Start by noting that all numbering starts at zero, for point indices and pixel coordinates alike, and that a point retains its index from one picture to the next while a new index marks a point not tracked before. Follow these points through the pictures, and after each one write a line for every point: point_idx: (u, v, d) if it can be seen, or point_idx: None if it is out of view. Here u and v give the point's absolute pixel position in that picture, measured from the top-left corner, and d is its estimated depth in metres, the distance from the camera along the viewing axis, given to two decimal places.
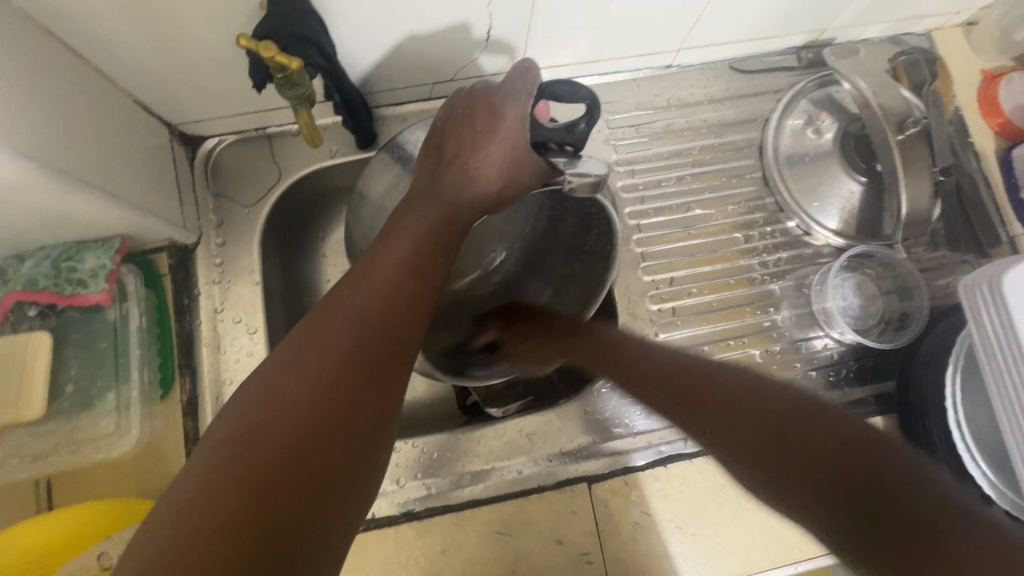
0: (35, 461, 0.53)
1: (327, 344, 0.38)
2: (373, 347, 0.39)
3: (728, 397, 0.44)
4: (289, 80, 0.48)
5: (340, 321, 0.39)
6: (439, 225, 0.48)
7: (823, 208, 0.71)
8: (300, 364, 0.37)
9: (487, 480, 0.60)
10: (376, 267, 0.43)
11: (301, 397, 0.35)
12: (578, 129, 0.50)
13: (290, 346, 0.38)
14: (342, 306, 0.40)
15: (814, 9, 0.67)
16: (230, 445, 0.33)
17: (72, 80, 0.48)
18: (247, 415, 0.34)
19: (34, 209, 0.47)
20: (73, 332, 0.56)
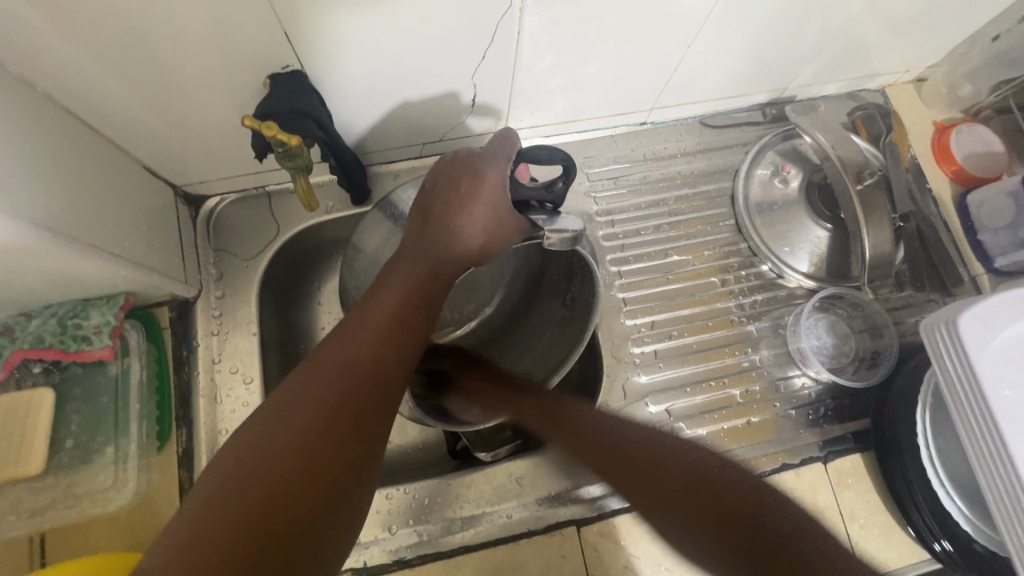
0: (31, 517, 0.54)
1: (316, 398, 0.40)
2: (360, 399, 0.42)
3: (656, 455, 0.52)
4: (289, 152, 0.53)
5: (330, 372, 0.42)
6: (426, 280, 0.51)
7: (793, 253, 0.75)
8: (292, 413, 0.39)
9: (477, 526, 0.61)
10: (366, 319, 0.46)
11: (292, 448, 0.37)
12: (557, 188, 0.54)
13: (280, 398, 0.40)
14: (333, 360, 0.43)
15: (773, 71, 0.73)
16: (224, 490, 0.35)
17: (86, 153, 0.52)
18: (239, 467, 0.36)
19: (46, 272, 0.50)
20: (75, 388, 0.57)
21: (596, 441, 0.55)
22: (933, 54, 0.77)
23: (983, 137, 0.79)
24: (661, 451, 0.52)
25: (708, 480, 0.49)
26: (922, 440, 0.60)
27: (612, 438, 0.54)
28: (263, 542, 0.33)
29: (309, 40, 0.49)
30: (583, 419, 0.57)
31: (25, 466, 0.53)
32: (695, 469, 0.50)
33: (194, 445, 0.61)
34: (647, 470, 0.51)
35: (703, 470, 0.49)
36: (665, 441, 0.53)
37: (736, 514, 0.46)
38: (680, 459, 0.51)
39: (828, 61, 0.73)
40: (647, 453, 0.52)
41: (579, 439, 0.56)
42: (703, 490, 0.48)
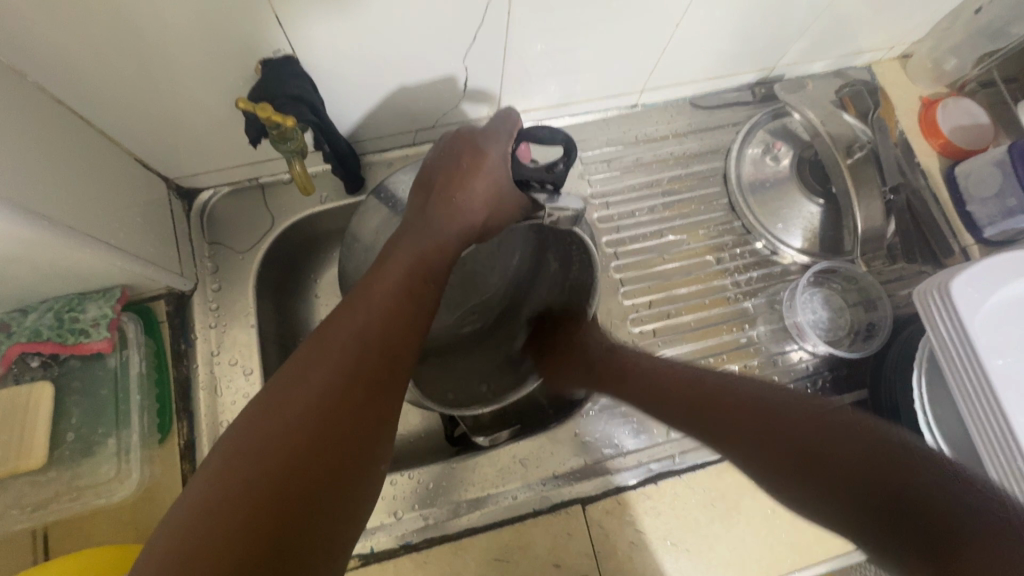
0: (35, 511, 0.53)
1: (329, 366, 0.41)
2: (373, 369, 0.42)
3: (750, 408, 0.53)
4: (283, 135, 0.53)
5: (342, 341, 0.42)
6: (432, 253, 0.52)
7: (787, 229, 0.76)
8: (306, 380, 0.40)
9: (483, 508, 0.61)
10: (376, 290, 0.46)
11: (307, 411, 0.38)
12: (558, 169, 0.52)
13: (294, 366, 0.41)
14: (343, 328, 0.43)
15: (762, 49, 0.73)
16: (242, 452, 0.36)
17: (79, 145, 0.52)
18: (254, 430, 0.37)
19: (43, 265, 0.49)
20: (74, 382, 0.57)
21: (679, 391, 0.58)
22: (918, 29, 0.78)
23: (968, 110, 0.80)
24: (761, 399, 0.53)
25: (839, 424, 0.49)
26: (919, 403, 0.61)
27: (712, 389, 0.56)
28: (282, 497, 0.34)
29: (299, 26, 0.49)
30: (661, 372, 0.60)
31: (27, 460, 0.52)
32: (813, 414, 0.50)
33: (196, 436, 0.60)
34: (771, 428, 0.51)
35: (803, 418, 0.50)
36: (770, 392, 0.54)
37: (819, 448, 0.48)
38: (765, 398, 0.53)
39: (816, 38, 0.74)
40: (763, 404, 0.53)
41: (646, 379, 0.60)
42: (800, 443, 0.49)
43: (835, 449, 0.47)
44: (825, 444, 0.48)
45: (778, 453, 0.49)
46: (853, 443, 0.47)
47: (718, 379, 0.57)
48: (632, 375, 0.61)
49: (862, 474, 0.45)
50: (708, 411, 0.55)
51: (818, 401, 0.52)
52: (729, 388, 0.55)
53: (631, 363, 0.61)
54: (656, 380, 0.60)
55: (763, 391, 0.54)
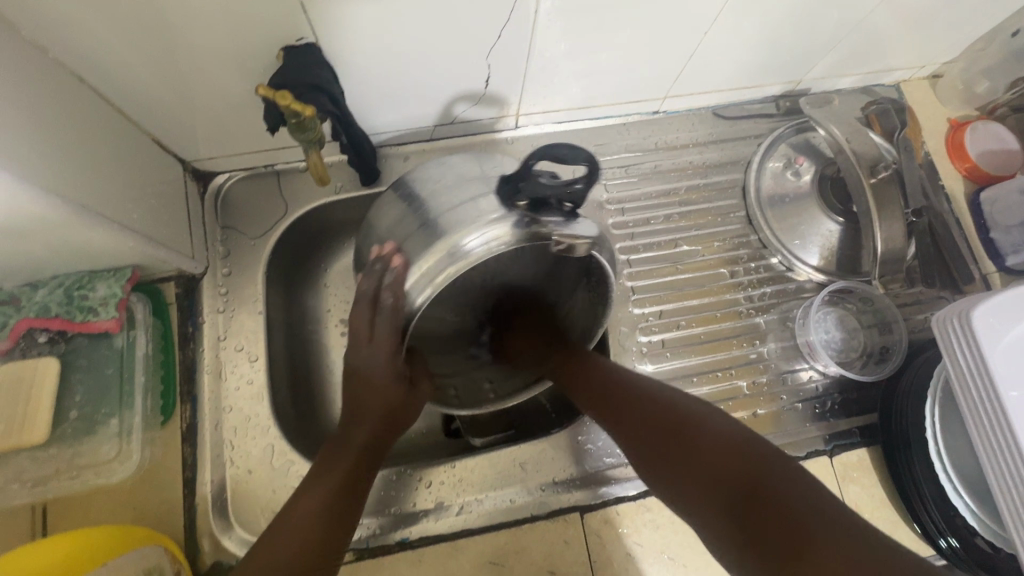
0: (34, 487, 0.53)
1: (327, 495, 0.50)
2: (354, 478, 0.53)
3: (631, 403, 0.54)
4: (301, 124, 0.52)
5: (344, 459, 0.54)
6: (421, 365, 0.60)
7: (804, 245, 0.74)
8: (314, 493, 0.51)
9: (481, 510, 0.61)
10: (371, 392, 0.56)
11: (301, 554, 0.47)
12: (578, 190, 0.46)
13: (324, 457, 0.54)
14: (353, 437, 0.55)
15: (789, 61, 0.72)
16: (286, 516, 0.49)
17: (98, 123, 0.52)
18: (293, 503, 0.50)
19: (55, 241, 0.50)
20: (79, 359, 0.57)
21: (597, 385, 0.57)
22: (951, 49, 0.76)
23: (998, 135, 0.78)
24: (721, 443, 0.46)
25: (743, 453, 0.45)
26: (931, 435, 0.60)
27: (652, 406, 0.53)
28: (322, 545, 0.48)
29: (324, 12, 0.48)
30: (615, 385, 0.57)
31: (28, 436, 0.52)
32: (742, 443, 0.46)
33: (198, 421, 0.60)
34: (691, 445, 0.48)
35: (729, 444, 0.46)
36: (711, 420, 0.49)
37: (741, 477, 0.43)
38: (728, 433, 0.47)
39: (845, 53, 0.72)
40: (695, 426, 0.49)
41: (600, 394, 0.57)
42: (682, 440, 0.48)
43: (765, 490, 0.42)
44: (752, 477, 0.43)
45: (681, 467, 0.47)
46: (808, 521, 0.39)
47: (683, 404, 0.52)
48: (594, 391, 0.57)
49: (719, 477, 0.44)
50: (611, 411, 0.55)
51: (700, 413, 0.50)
52: (672, 405, 0.52)
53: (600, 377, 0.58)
54: (627, 401, 0.54)
55: (721, 420, 0.49)
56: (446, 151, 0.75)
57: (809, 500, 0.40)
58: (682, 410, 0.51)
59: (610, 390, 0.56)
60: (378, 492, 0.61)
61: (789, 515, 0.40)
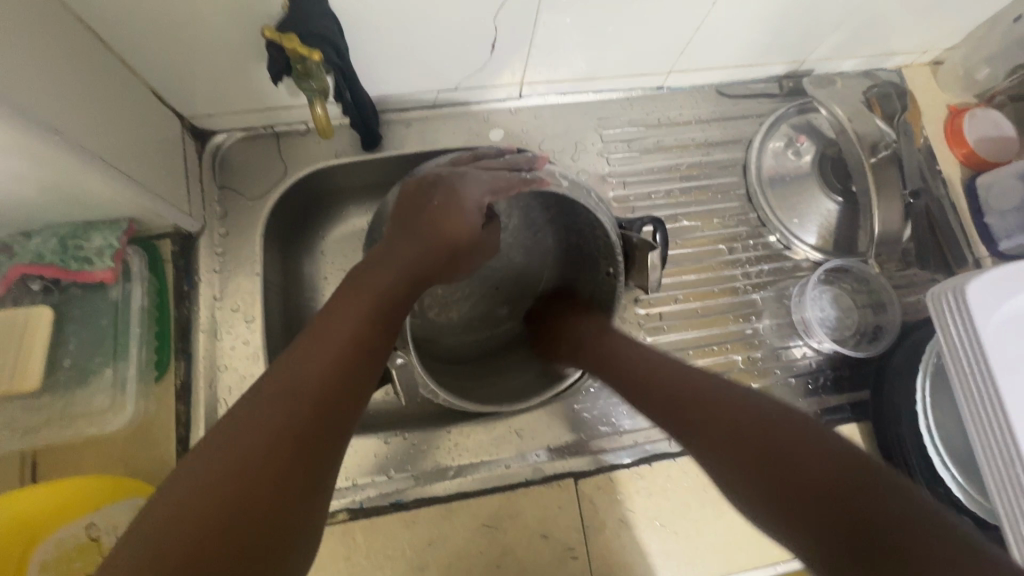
0: (24, 435, 0.53)
1: (314, 376, 0.37)
2: (344, 384, 0.38)
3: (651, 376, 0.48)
4: (306, 71, 0.52)
5: (328, 348, 0.39)
6: (406, 279, 0.47)
7: (802, 224, 0.75)
8: (281, 396, 0.35)
9: (476, 474, 0.61)
10: (360, 290, 0.45)
11: (270, 445, 0.33)
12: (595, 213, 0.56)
13: (297, 352, 0.38)
14: (340, 320, 0.42)
15: (795, 39, 0.72)
16: (225, 454, 0.32)
17: (95, 67, 0.51)
18: (249, 409, 0.34)
19: (50, 186, 0.48)
20: (74, 309, 0.56)
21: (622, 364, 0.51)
22: (955, 34, 0.77)
23: (996, 122, 0.79)
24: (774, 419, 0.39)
25: (778, 436, 0.37)
26: (921, 408, 0.61)
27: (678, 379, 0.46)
28: (296, 473, 0.33)
29: None
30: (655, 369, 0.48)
31: (18, 386, 0.49)
32: (771, 425, 0.38)
33: (192, 378, 0.60)
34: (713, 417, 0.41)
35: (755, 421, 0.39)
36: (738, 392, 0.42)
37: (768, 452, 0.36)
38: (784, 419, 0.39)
39: (850, 33, 0.72)
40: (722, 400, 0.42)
41: (626, 368, 0.50)
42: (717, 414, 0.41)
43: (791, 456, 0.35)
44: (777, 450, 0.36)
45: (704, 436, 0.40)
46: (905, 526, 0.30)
47: (726, 390, 0.42)
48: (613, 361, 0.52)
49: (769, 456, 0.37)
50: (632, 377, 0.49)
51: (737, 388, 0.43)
52: (710, 381, 0.44)
53: (632, 367, 0.50)
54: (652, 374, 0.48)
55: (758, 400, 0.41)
56: (448, 119, 0.74)
57: (908, 508, 0.31)
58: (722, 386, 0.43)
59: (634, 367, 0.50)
60: (373, 455, 0.61)
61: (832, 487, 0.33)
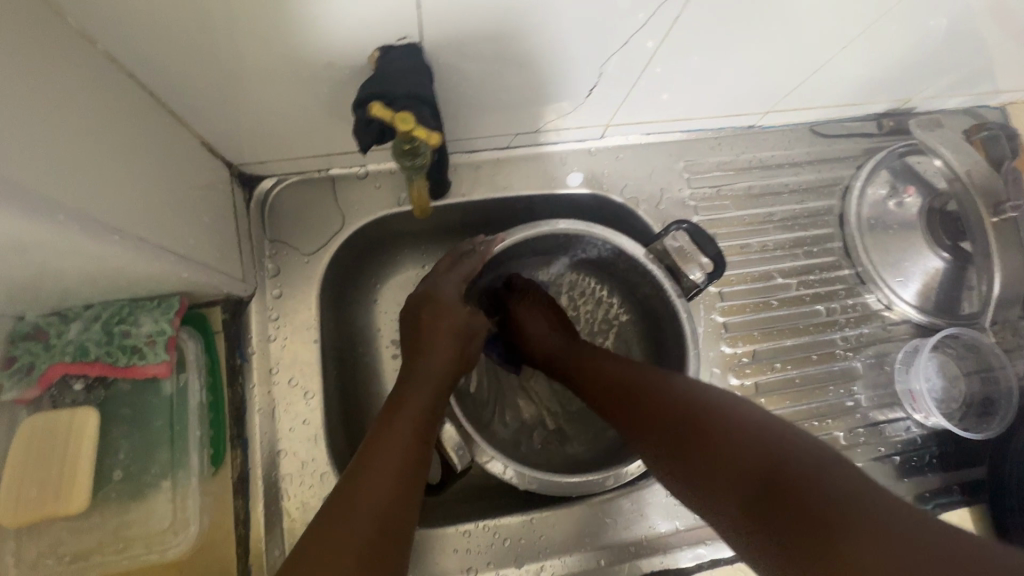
0: (75, 561, 0.46)
1: (350, 540, 0.39)
2: (385, 540, 0.40)
3: (624, 382, 0.52)
4: (412, 149, 0.44)
5: (360, 500, 0.41)
6: (431, 402, 0.51)
7: (904, 281, 0.69)
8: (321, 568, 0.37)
9: (566, 571, 0.56)
10: (393, 427, 0.47)
11: None
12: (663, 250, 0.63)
13: (332, 511, 0.40)
14: (375, 464, 0.44)
15: (912, 79, 0.64)
16: None
17: (146, 127, 0.43)
18: None
19: (98, 275, 0.41)
20: (121, 408, 0.49)
21: (594, 382, 0.55)
22: None
23: None
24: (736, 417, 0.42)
25: (746, 435, 0.39)
26: None
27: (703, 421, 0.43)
28: None
29: (437, 7, 0.40)
30: (677, 405, 0.45)
31: (67, 502, 0.44)
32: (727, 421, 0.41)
33: (251, 468, 0.53)
34: (731, 463, 0.39)
35: (777, 461, 0.36)
36: (773, 432, 0.39)
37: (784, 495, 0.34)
38: (740, 413, 0.42)
39: (972, 73, 0.65)
40: (748, 441, 0.39)
41: (597, 386, 0.54)
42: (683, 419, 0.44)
43: (794, 485, 0.34)
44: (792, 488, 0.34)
45: (721, 486, 0.38)
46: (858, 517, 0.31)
47: (691, 392, 0.46)
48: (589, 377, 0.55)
49: (724, 450, 0.39)
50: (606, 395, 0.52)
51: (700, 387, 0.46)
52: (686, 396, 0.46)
53: (601, 376, 0.54)
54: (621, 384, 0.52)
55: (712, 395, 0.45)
56: (520, 160, 0.67)
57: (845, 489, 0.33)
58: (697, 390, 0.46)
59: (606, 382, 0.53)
60: (455, 549, 0.56)
61: (842, 537, 0.31)
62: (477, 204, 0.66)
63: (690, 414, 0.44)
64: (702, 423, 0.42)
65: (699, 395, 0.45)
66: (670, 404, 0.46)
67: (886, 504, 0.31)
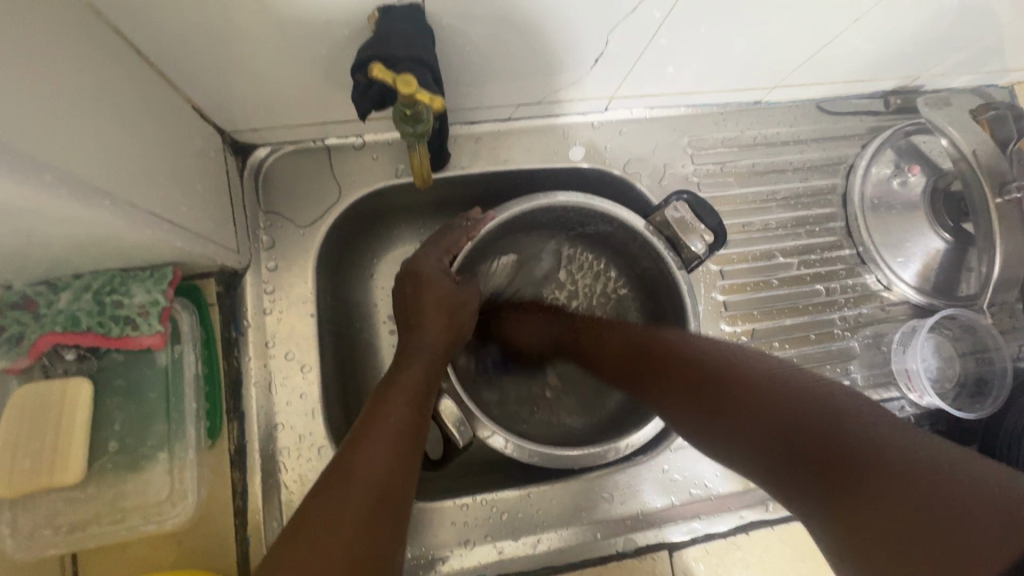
0: (71, 532, 0.46)
1: (352, 500, 0.39)
2: (389, 498, 0.41)
3: (649, 341, 0.55)
4: (414, 115, 0.43)
5: (359, 463, 0.41)
6: (425, 371, 0.51)
7: (904, 262, 0.69)
8: (325, 526, 0.38)
9: (563, 545, 0.57)
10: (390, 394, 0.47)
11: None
12: (660, 220, 0.61)
13: (334, 474, 0.41)
14: (374, 429, 0.44)
15: (923, 56, 0.62)
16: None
17: (136, 89, 0.41)
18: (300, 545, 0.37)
19: (89, 244, 0.39)
20: (115, 379, 0.48)
21: (619, 346, 0.58)
22: None
23: None
24: (746, 373, 0.46)
25: (756, 388, 0.43)
26: None
27: (736, 377, 0.45)
28: None
29: None
30: (709, 368, 0.48)
31: (61, 476, 0.44)
32: (744, 375, 0.45)
33: (247, 441, 0.53)
34: (780, 415, 0.40)
35: (814, 413, 0.39)
36: (802, 384, 0.43)
37: (808, 434, 0.38)
38: (764, 375, 0.45)
39: (984, 51, 0.63)
40: (780, 393, 0.42)
41: (620, 347, 0.57)
42: (706, 377, 0.48)
43: (816, 432, 0.37)
44: (816, 434, 0.37)
45: (749, 428, 0.42)
46: (848, 439, 0.36)
47: (707, 349, 0.51)
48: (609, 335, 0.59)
49: (740, 402, 0.43)
50: (631, 357, 0.55)
51: (702, 343, 0.52)
52: (709, 353, 0.50)
53: (622, 329, 0.59)
54: (647, 344, 0.55)
55: (720, 354, 0.50)
56: (522, 133, 0.65)
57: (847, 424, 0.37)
58: (707, 348, 0.51)
59: (626, 343, 0.57)
60: (452, 522, 0.56)
61: (850, 456, 0.35)
62: (477, 177, 0.65)
63: (697, 364, 0.49)
64: (727, 387, 0.45)
65: (709, 350, 0.51)
66: (688, 361, 0.50)
67: (913, 448, 0.34)
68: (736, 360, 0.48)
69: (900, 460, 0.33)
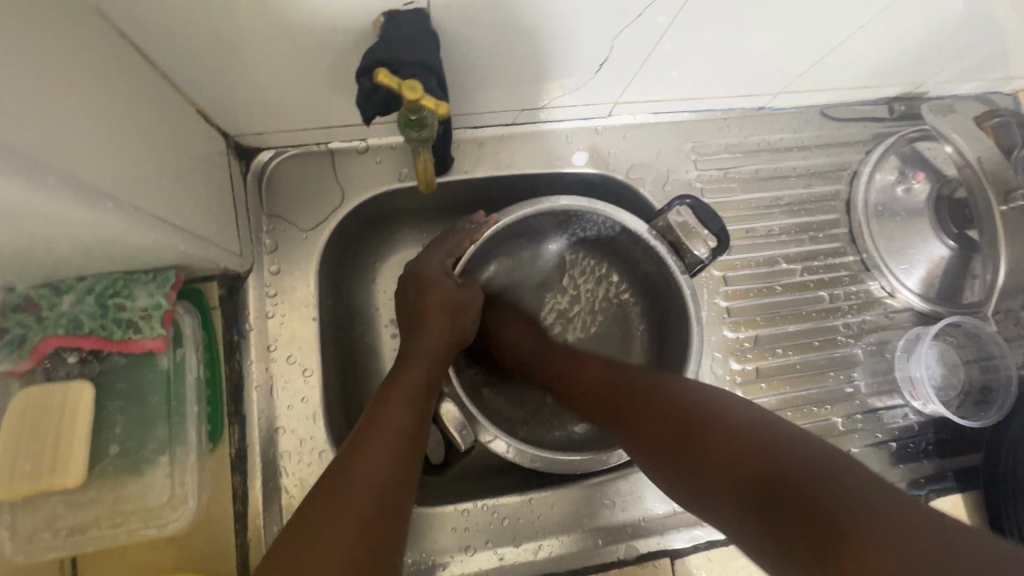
0: (70, 536, 0.45)
1: (353, 498, 0.39)
2: (391, 496, 0.41)
3: (623, 382, 0.50)
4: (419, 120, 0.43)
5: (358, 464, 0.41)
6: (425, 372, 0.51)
7: (908, 269, 0.69)
8: (327, 525, 0.37)
9: (564, 551, 0.57)
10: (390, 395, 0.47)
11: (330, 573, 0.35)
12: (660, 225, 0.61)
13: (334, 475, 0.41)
14: (373, 430, 0.44)
15: (927, 63, 0.62)
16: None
17: (139, 92, 0.41)
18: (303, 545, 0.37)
19: (92, 246, 0.39)
20: (118, 382, 0.48)
21: (590, 384, 0.52)
22: None
23: None
24: (726, 422, 0.41)
25: (735, 442, 0.39)
26: None
27: (713, 428, 0.41)
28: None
29: None
30: (690, 409, 0.43)
31: (61, 479, 0.44)
32: (722, 422, 0.41)
33: (248, 445, 0.53)
34: (768, 473, 0.36)
35: (788, 460, 0.36)
36: (781, 434, 0.39)
37: (798, 493, 0.34)
38: (744, 423, 0.40)
39: (989, 58, 0.63)
40: (767, 443, 0.38)
41: (596, 387, 0.52)
42: (678, 422, 0.43)
43: (810, 497, 0.34)
44: (810, 501, 0.33)
45: (734, 491, 0.37)
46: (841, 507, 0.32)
47: (676, 389, 0.46)
48: (578, 376, 0.54)
49: (718, 459, 0.39)
50: (605, 401, 0.50)
51: (672, 383, 0.47)
52: (678, 394, 0.45)
53: (589, 363, 0.54)
54: (620, 384, 0.50)
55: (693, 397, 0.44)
56: (525, 138, 0.65)
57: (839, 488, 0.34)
58: (675, 388, 0.46)
59: (600, 384, 0.52)
60: (453, 528, 0.56)
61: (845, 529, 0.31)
62: (479, 181, 0.64)
63: (668, 410, 0.44)
64: (704, 435, 0.41)
65: (680, 390, 0.46)
66: (661, 403, 0.45)
67: (908, 514, 0.32)
68: (712, 403, 0.43)
69: (891, 528, 0.31)
